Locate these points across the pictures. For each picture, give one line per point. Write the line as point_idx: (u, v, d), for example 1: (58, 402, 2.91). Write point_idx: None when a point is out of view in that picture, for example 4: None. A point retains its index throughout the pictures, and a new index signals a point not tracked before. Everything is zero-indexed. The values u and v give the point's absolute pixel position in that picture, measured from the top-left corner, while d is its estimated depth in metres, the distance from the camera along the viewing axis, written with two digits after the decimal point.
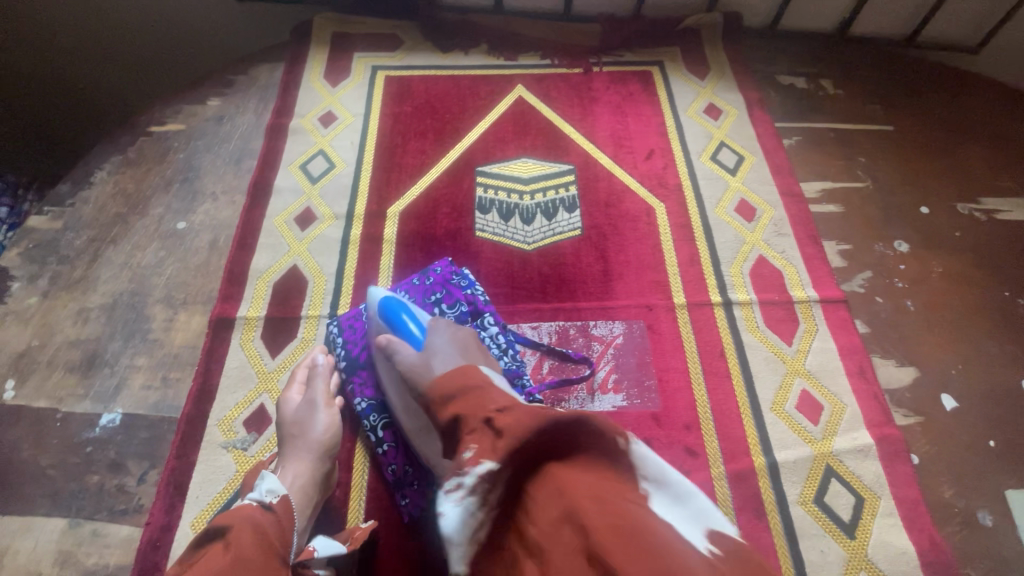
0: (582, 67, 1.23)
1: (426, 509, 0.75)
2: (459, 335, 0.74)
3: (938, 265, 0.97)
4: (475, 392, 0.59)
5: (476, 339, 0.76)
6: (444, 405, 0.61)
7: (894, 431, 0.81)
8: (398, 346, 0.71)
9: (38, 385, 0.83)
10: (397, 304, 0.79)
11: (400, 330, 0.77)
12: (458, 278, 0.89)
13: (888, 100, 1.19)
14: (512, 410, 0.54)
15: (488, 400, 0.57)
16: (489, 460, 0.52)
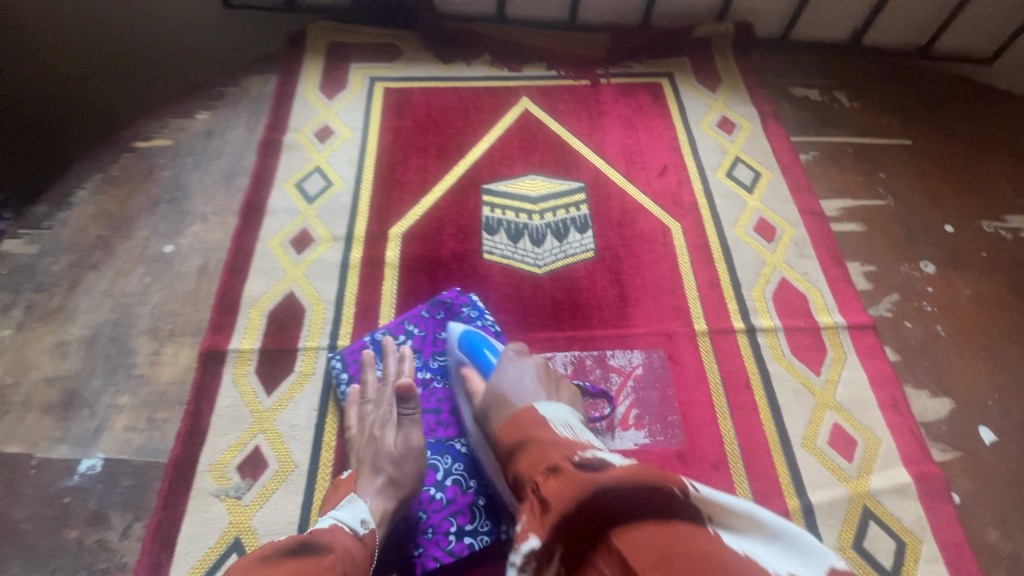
0: (589, 78, 1.18)
1: (441, 561, 0.69)
2: (529, 372, 0.68)
3: (967, 287, 0.93)
4: (529, 447, 0.56)
5: (552, 369, 0.69)
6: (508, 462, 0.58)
7: (932, 469, 0.76)
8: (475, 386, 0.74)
9: (10, 428, 0.76)
10: (480, 338, 0.79)
11: (478, 363, 0.77)
12: (468, 310, 0.86)
13: (905, 113, 1.15)
14: (561, 473, 0.49)
15: (540, 458, 0.53)
16: (535, 535, 0.46)
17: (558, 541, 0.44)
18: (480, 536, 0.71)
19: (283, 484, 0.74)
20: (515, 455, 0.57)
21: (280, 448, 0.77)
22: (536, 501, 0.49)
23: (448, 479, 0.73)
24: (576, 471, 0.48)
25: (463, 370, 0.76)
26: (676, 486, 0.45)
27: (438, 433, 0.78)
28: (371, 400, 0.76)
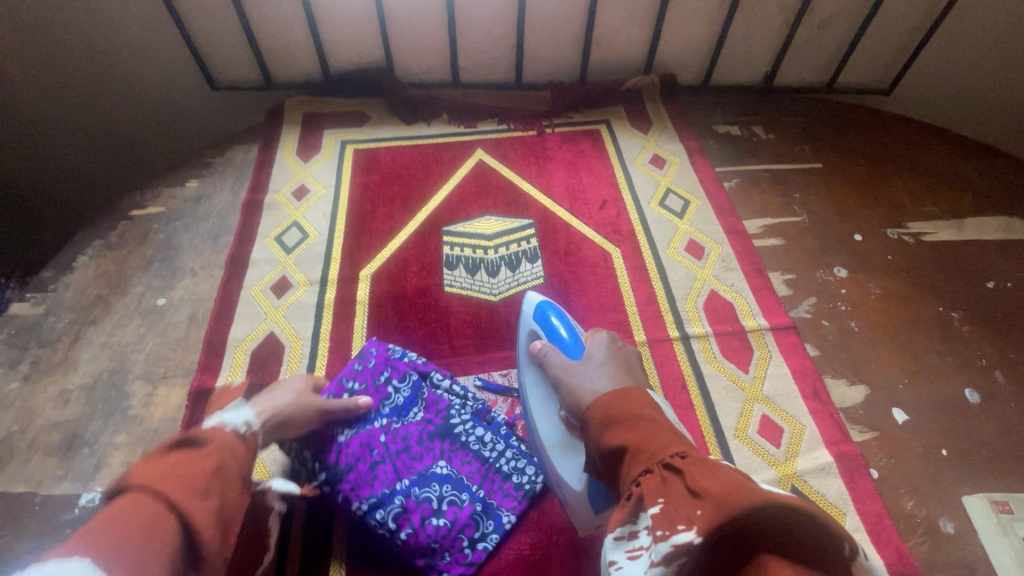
0: (536, 129, 1.33)
1: (468, 573, 0.76)
2: (613, 357, 0.69)
3: (876, 286, 1.04)
4: (646, 422, 0.54)
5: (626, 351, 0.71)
6: (611, 429, 0.56)
7: (851, 448, 0.85)
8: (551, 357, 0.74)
9: (17, 470, 0.84)
10: (552, 309, 0.80)
11: (549, 335, 0.78)
12: (395, 352, 0.89)
13: (816, 140, 1.31)
14: (714, 470, 0.45)
15: (654, 437, 0.51)
16: (691, 534, 0.42)
17: (709, 553, 0.40)
18: (490, 536, 0.78)
19: None
20: (623, 425, 0.55)
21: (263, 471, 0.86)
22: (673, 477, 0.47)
23: (445, 501, 0.78)
24: (741, 481, 0.43)
25: (534, 346, 0.78)
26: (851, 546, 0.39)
27: (416, 467, 0.80)
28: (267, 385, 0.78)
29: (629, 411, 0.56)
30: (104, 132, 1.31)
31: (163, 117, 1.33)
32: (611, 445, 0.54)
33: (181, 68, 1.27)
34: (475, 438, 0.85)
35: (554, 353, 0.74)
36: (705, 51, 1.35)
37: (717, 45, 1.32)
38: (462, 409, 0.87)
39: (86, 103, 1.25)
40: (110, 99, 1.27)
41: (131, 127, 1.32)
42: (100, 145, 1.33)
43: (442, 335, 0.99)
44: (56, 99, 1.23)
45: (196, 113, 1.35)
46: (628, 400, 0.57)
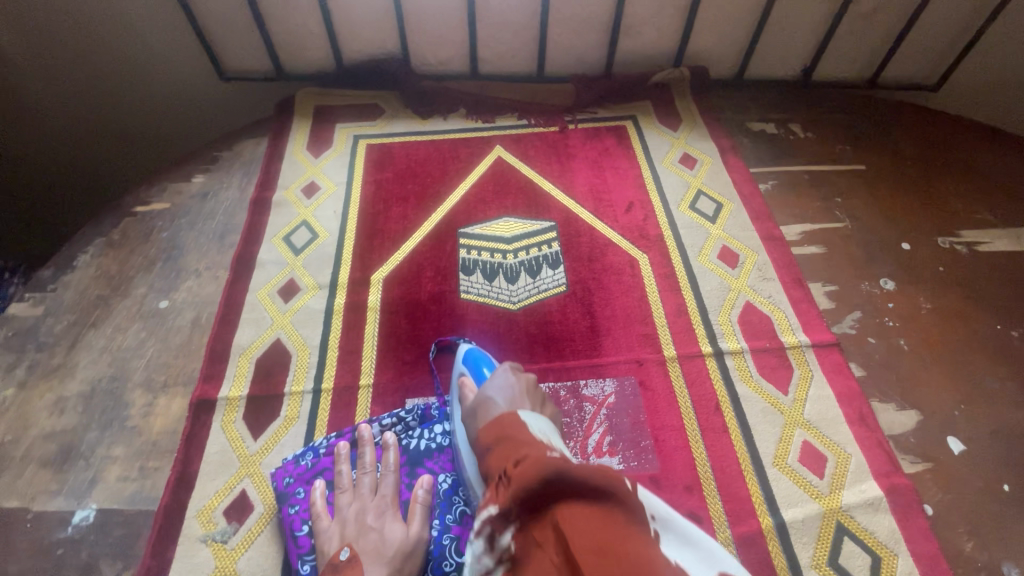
0: (558, 124, 1.26)
1: None
2: (517, 378, 0.73)
3: (926, 301, 0.96)
4: (507, 434, 0.57)
5: (538, 387, 0.73)
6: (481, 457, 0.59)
7: (903, 480, 0.78)
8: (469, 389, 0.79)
9: (10, 483, 0.80)
10: (480, 355, 0.85)
11: (477, 378, 0.82)
12: (304, 459, 0.79)
13: (858, 140, 1.22)
14: (528, 456, 0.51)
15: (511, 451, 0.54)
16: (496, 504, 0.49)
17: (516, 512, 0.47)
18: None
19: (268, 526, 0.77)
20: (490, 449, 0.57)
21: (266, 491, 0.79)
22: (503, 480, 0.50)
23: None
24: (541, 455, 0.51)
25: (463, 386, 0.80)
26: (627, 482, 0.49)
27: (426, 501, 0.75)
28: (348, 491, 0.74)
29: (491, 441, 0.58)
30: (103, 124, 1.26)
31: (165, 109, 1.29)
32: (484, 468, 0.57)
33: (189, 57, 1.22)
34: (438, 433, 0.81)
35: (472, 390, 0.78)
36: (740, 44, 1.26)
37: (753, 37, 1.24)
38: (409, 430, 0.82)
39: (86, 92, 1.21)
40: (111, 89, 1.22)
41: (133, 119, 1.28)
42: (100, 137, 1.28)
43: (457, 345, 0.93)
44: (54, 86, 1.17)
45: (203, 105, 1.31)
46: (491, 426, 0.60)
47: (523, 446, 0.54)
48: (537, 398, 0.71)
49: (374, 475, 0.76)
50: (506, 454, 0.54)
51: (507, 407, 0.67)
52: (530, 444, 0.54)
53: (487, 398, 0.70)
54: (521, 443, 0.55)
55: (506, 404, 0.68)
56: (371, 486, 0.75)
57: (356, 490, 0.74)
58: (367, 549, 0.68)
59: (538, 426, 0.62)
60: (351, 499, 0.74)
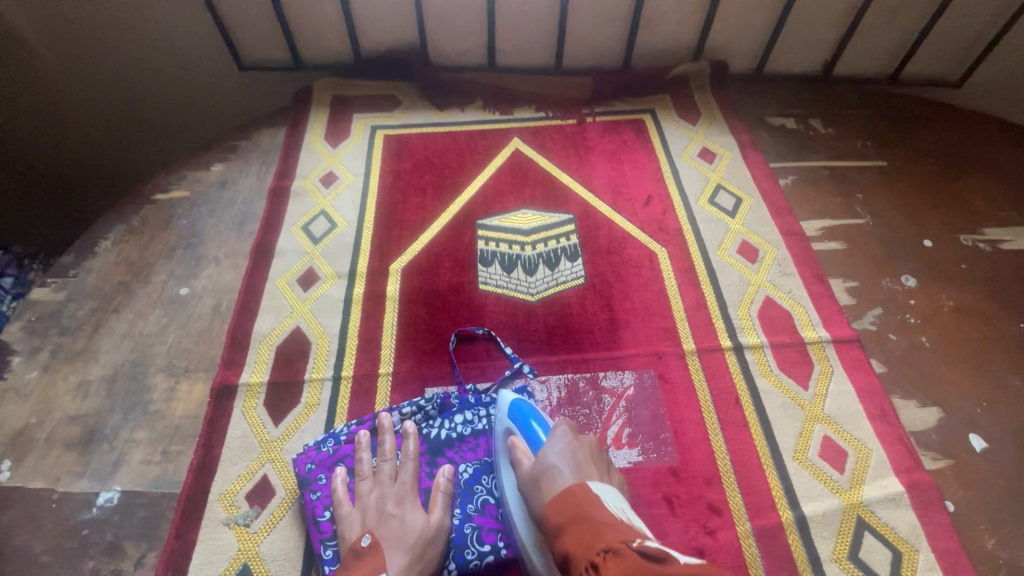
0: (575, 117, 1.26)
1: None
2: (580, 443, 0.68)
3: (948, 298, 0.95)
4: (584, 521, 0.55)
5: (602, 450, 0.70)
6: (555, 537, 0.56)
7: (924, 477, 0.77)
8: (522, 454, 0.70)
9: (34, 464, 0.81)
10: (528, 408, 0.76)
11: (527, 436, 0.73)
12: (326, 446, 0.79)
13: (878, 136, 1.21)
14: (621, 554, 0.47)
15: (593, 538, 0.51)
16: None
17: None
18: None
19: (290, 511, 0.77)
20: (565, 531, 0.55)
21: (287, 476, 0.80)
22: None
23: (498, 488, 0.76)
24: (639, 557, 0.46)
25: (513, 446, 0.72)
26: None
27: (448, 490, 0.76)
28: (368, 478, 0.75)
29: (565, 518, 0.57)
30: (119, 111, 1.27)
31: (183, 97, 1.29)
32: (560, 553, 0.53)
33: (208, 46, 1.22)
34: (459, 422, 0.81)
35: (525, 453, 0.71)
36: (760, 38, 1.26)
37: (774, 31, 1.23)
38: (429, 419, 0.81)
39: (104, 79, 1.21)
40: (129, 76, 1.22)
41: (150, 107, 1.28)
42: (115, 125, 1.28)
43: (476, 336, 0.93)
44: (72, 72, 1.17)
45: (221, 95, 1.31)
46: (567, 503, 0.58)
47: (605, 533, 0.52)
48: (603, 463, 0.68)
49: (393, 463, 0.76)
50: (589, 540, 0.51)
51: (573, 477, 0.63)
52: (611, 529, 0.52)
53: (549, 465, 0.65)
54: (601, 527, 0.53)
55: (572, 474, 0.64)
56: (391, 473, 0.75)
57: (376, 477, 0.75)
58: (388, 535, 0.68)
59: (611, 500, 0.61)
60: (371, 485, 0.74)
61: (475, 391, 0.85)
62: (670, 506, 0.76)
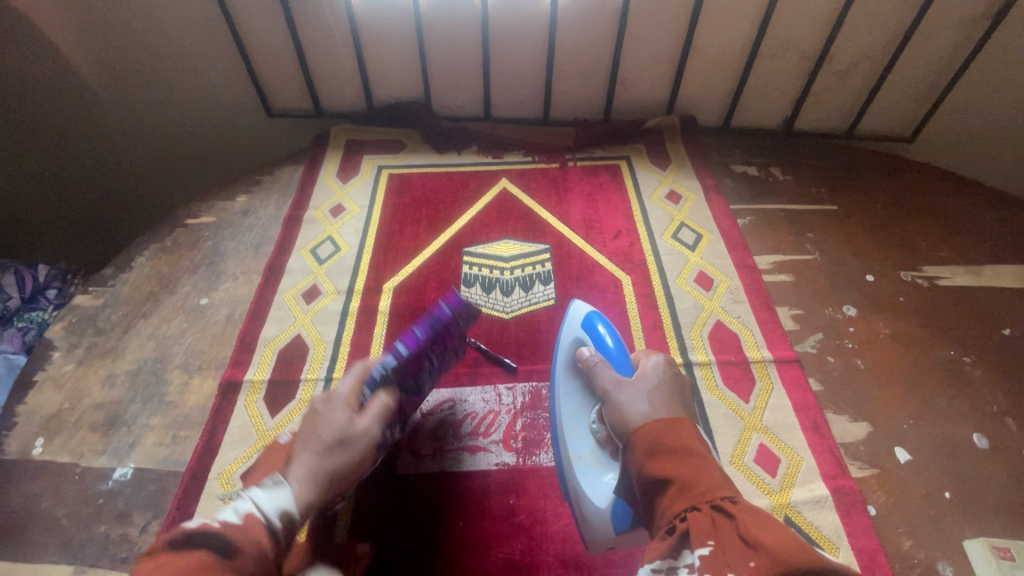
0: (558, 161, 1.41)
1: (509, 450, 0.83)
2: (663, 371, 0.81)
3: (885, 326, 1.05)
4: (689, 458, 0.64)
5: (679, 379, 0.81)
6: (653, 459, 0.66)
7: (849, 483, 0.85)
8: (598, 370, 0.83)
9: (63, 442, 0.93)
10: (601, 328, 0.89)
11: (600, 351, 0.86)
12: None
13: (832, 183, 1.33)
14: (757, 521, 0.55)
15: (708, 483, 0.60)
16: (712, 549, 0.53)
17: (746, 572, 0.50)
18: None
19: None
20: (667, 452, 0.66)
21: None
22: (716, 520, 0.56)
23: None
24: (779, 530, 0.53)
25: (581, 353, 0.87)
26: None
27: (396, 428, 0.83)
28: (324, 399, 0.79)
29: (675, 445, 0.66)
30: (158, 145, 1.52)
31: (220, 137, 1.51)
32: (662, 470, 0.64)
33: (244, 96, 1.43)
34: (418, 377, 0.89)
35: (604, 367, 0.83)
36: (725, 96, 1.41)
37: (736, 90, 1.39)
38: None
39: (159, 119, 1.46)
40: (170, 115, 1.46)
41: (185, 143, 1.52)
42: (154, 156, 1.54)
43: None
44: (122, 110, 1.43)
45: (251, 136, 1.52)
46: (676, 434, 0.68)
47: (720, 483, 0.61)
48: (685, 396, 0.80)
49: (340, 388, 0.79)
50: (704, 483, 0.61)
51: (665, 399, 0.76)
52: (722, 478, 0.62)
53: (641, 382, 0.79)
54: (711, 471, 0.62)
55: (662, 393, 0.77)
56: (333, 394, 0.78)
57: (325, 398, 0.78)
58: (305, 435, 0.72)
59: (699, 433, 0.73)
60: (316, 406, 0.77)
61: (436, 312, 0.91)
62: None
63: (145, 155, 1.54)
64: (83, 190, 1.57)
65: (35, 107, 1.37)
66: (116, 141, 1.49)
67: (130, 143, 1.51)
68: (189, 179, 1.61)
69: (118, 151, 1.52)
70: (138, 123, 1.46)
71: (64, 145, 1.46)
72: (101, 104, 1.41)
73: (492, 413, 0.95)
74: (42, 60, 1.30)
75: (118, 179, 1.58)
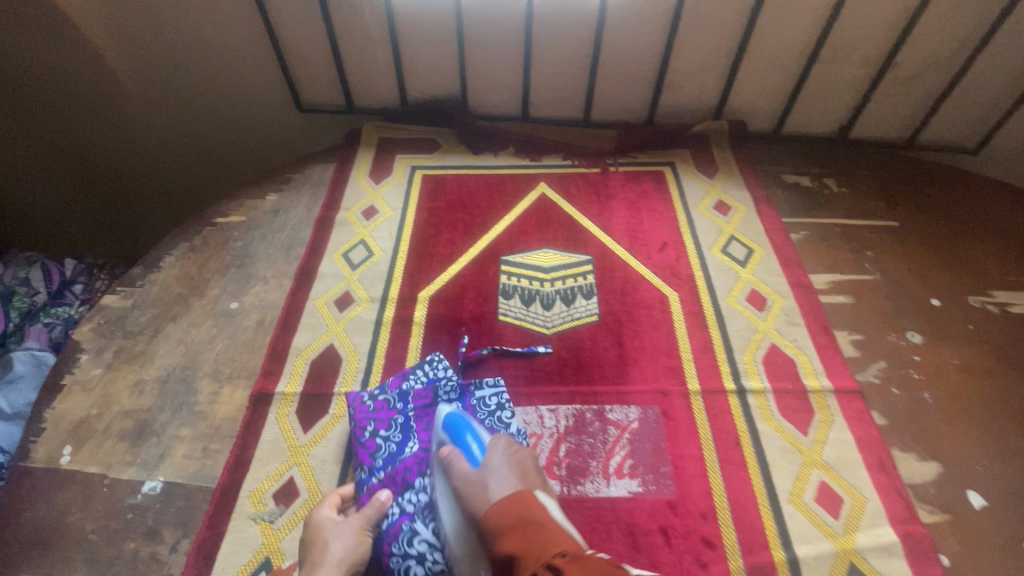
0: (599, 166, 1.35)
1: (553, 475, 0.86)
2: (518, 460, 0.80)
3: (953, 356, 0.98)
4: (529, 526, 0.67)
5: (539, 467, 0.81)
6: (505, 537, 0.67)
7: (919, 529, 0.79)
8: (456, 463, 0.79)
9: (91, 451, 0.90)
10: (462, 422, 0.85)
11: (460, 449, 0.82)
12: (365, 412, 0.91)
13: (891, 197, 1.26)
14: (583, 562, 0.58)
15: (545, 544, 0.63)
16: None
17: None
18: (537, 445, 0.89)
19: (311, 512, 0.84)
20: (512, 529, 0.68)
21: (311, 480, 0.87)
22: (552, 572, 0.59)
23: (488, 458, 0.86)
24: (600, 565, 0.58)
25: (440, 451, 0.82)
26: None
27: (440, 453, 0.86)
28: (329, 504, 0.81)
29: (511, 520, 0.69)
30: (187, 140, 1.49)
31: (251, 133, 1.48)
32: (507, 549, 0.65)
33: (275, 91, 1.39)
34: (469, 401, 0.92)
35: (459, 462, 0.79)
36: (778, 100, 1.34)
37: (791, 95, 1.31)
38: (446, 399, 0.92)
39: (189, 113, 1.43)
40: (199, 109, 1.42)
41: (213, 138, 1.49)
42: (183, 151, 1.52)
43: (493, 363, 1.01)
44: (150, 102, 1.40)
45: (282, 132, 1.49)
46: (514, 508, 0.70)
47: (559, 539, 0.64)
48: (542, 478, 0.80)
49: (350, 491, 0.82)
50: (544, 543, 0.63)
51: (517, 485, 0.76)
52: (563, 536, 0.64)
53: (493, 473, 0.77)
54: (554, 535, 0.65)
55: (515, 482, 0.76)
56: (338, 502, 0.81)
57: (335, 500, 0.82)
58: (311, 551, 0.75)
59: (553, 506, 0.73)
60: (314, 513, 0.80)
61: (404, 410, 0.91)
62: (666, 538, 0.79)
63: (175, 149, 1.51)
64: (116, 181, 1.57)
65: (66, 95, 1.37)
66: (146, 135, 1.47)
67: (160, 138, 1.48)
68: (219, 177, 1.58)
69: (148, 145, 1.50)
70: (169, 118, 1.43)
71: (93, 135, 1.46)
72: (130, 96, 1.38)
73: (535, 436, 0.90)
74: (74, 49, 1.28)
75: (146, 172, 1.56)
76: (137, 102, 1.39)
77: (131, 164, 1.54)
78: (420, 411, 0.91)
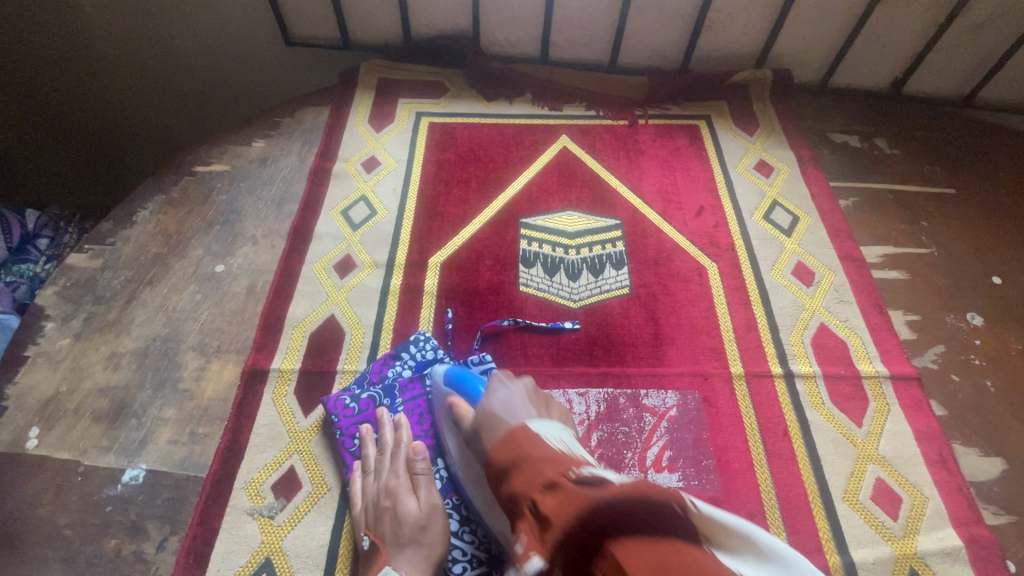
0: (628, 118, 1.21)
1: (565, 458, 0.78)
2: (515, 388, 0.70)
3: (1017, 341, 0.90)
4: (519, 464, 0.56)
5: (541, 389, 0.72)
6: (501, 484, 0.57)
7: (984, 532, 0.72)
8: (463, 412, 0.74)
9: (61, 434, 0.79)
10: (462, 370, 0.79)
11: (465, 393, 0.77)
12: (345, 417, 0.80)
13: (947, 161, 1.14)
14: (563, 491, 0.50)
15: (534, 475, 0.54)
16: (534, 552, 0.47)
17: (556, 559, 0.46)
18: None
19: (316, 506, 0.76)
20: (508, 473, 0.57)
21: (314, 470, 0.78)
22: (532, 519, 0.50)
23: None
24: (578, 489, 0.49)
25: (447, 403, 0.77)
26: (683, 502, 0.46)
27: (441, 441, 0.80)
28: (371, 472, 0.75)
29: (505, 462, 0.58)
30: (160, 77, 1.31)
31: (233, 69, 1.30)
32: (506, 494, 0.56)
33: (259, 19, 1.20)
34: None
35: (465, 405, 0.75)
36: (831, 48, 1.19)
37: (846, 43, 1.16)
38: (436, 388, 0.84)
39: (161, 46, 1.25)
40: (172, 41, 1.24)
41: (188, 77, 1.31)
42: (155, 88, 1.34)
43: (514, 338, 0.90)
44: (116, 32, 1.21)
45: (268, 69, 1.31)
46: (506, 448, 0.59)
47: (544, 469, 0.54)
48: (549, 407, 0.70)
49: (394, 453, 0.76)
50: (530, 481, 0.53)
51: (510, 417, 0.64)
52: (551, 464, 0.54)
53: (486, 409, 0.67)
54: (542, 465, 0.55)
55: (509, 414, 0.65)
56: (390, 464, 0.75)
57: (379, 468, 0.75)
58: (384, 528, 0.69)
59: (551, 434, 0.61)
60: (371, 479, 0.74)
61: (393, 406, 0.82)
62: None
63: (149, 89, 1.34)
64: (80, 123, 1.40)
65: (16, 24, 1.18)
66: (112, 70, 1.29)
67: (131, 76, 1.30)
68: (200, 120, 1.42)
69: (116, 82, 1.32)
70: (139, 51, 1.25)
71: (51, 69, 1.28)
72: (90, 24, 1.19)
73: None
74: None
75: (115, 112, 1.38)
76: (100, 30, 1.21)
77: (97, 103, 1.36)
78: (410, 403, 0.82)
